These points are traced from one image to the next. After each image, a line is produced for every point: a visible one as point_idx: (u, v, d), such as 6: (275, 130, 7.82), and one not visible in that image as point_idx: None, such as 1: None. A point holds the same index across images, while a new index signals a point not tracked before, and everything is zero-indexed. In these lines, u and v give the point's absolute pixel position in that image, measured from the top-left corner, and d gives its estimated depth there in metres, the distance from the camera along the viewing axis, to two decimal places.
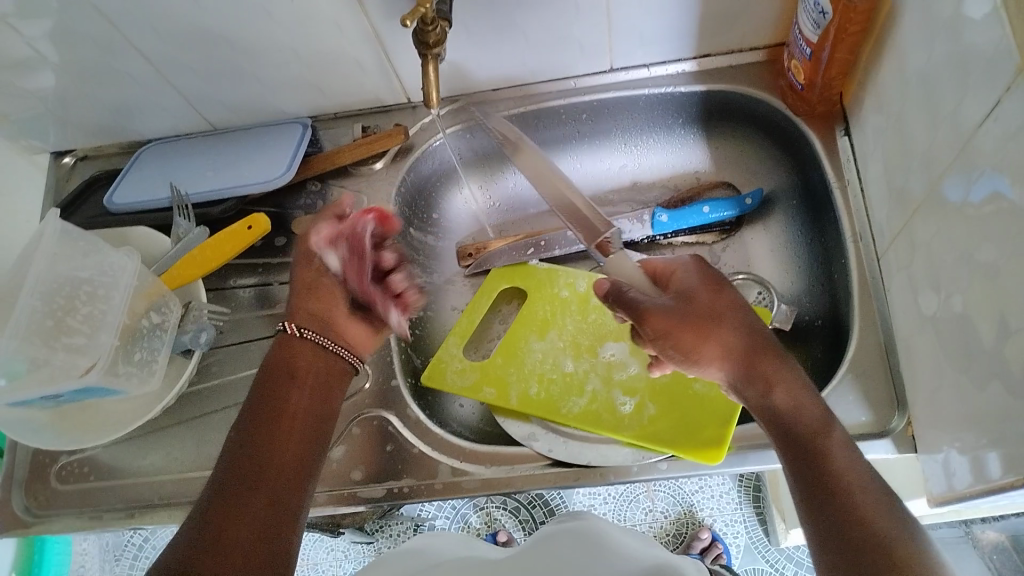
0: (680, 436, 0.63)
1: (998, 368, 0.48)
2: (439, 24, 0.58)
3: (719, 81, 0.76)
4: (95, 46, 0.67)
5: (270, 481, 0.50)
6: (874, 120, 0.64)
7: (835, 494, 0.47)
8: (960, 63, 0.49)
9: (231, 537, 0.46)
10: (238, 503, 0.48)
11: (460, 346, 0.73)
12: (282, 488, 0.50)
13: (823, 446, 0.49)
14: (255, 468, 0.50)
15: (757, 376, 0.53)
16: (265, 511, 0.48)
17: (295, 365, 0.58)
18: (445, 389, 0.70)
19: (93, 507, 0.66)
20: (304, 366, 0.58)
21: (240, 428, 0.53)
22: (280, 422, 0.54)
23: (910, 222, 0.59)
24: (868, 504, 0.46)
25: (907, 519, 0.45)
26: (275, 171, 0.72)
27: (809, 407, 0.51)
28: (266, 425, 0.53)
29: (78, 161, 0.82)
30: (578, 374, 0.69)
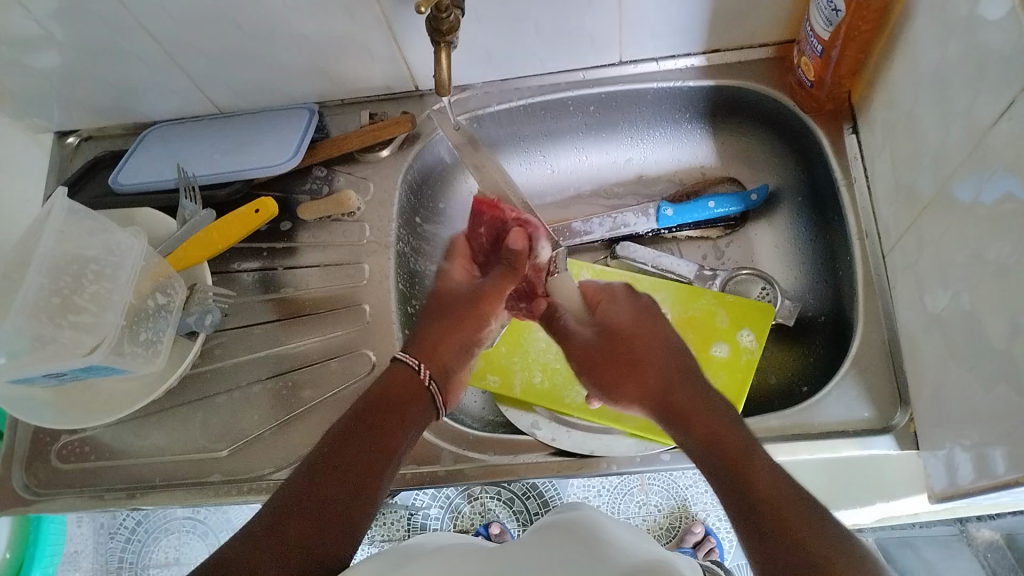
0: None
1: (1006, 366, 0.48)
2: (453, 12, 0.58)
3: (728, 76, 0.76)
4: (105, 26, 0.66)
5: (349, 496, 0.48)
6: (884, 119, 0.64)
7: (763, 511, 0.46)
8: (975, 62, 0.49)
9: (290, 539, 0.45)
10: (313, 502, 0.47)
11: None
12: (348, 502, 0.48)
13: (749, 470, 0.49)
14: (342, 476, 0.49)
15: (682, 416, 0.54)
16: (335, 517, 0.47)
17: (407, 405, 0.56)
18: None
19: (94, 487, 0.66)
20: (408, 407, 0.56)
21: (341, 437, 0.52)
22: (379, 447, 0.52)
23: (917, 220, 0.59)
24: (794, 510, 0.46)
25: (844, 531, 0.44)
26: (282, 156, 0.71)
27: (733, 436, 0.51)
28: (365, 445, 0.52)
29: (82, 141, 0.81)
30: None
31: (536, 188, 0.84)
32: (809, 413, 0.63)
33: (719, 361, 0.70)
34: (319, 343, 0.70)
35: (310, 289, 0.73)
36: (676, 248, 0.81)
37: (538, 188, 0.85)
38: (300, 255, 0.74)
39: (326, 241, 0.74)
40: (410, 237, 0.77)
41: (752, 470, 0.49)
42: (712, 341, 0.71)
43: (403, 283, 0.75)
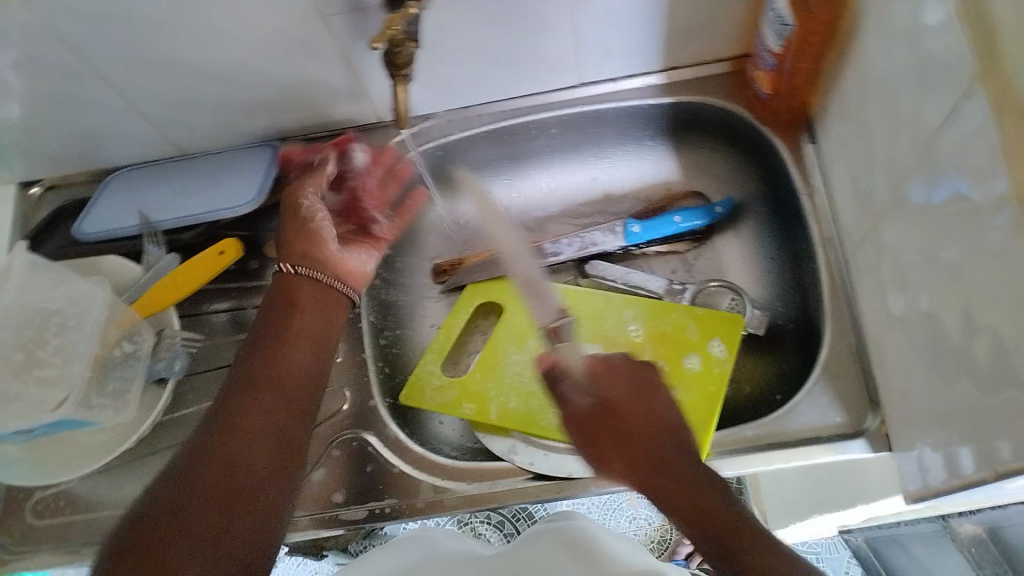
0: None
1: (967, 366, 0.49)
2: (408, 47, 0.59)
3: (685, 92, 0.77)
4: (59, 75, 0.66)
5: (265, 400, 0.56)
6: (839, 127, 0.65)
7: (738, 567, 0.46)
8: (919, 68, 0.50)
9: (207, 478, 0.50)
10: (235, 420, 0.54)
11: (438, 363, 0.72)
12: (273, 422, 0.55)
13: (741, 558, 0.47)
14: (256, 393, 0.56)
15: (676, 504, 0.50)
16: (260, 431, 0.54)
17: (297, 312, 0.63)
18: (425, 407, 0.70)
19: (70, 542, 0.65)
20: (308, 324, 0.62)
21: (257, 347, 0.60)
22: (271, 380, 0.57)
23: (876, 226, 0.60)
24: (778, 564, 0.46)
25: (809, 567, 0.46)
26: (245, 197, 0.71)
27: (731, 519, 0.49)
28: (264, 360, 0.59)
29: (46, 191, 0.81)
30: None
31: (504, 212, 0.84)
32: (785, 421, 0.64)
33: (692, 375, 0.69)
34: None
35: None
36: (646, 264, 0.81)
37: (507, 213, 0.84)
38: (269, 293, 0.74)
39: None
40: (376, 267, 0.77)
41: (741, 540, 0.48)
42: (684, 354, 0.71)
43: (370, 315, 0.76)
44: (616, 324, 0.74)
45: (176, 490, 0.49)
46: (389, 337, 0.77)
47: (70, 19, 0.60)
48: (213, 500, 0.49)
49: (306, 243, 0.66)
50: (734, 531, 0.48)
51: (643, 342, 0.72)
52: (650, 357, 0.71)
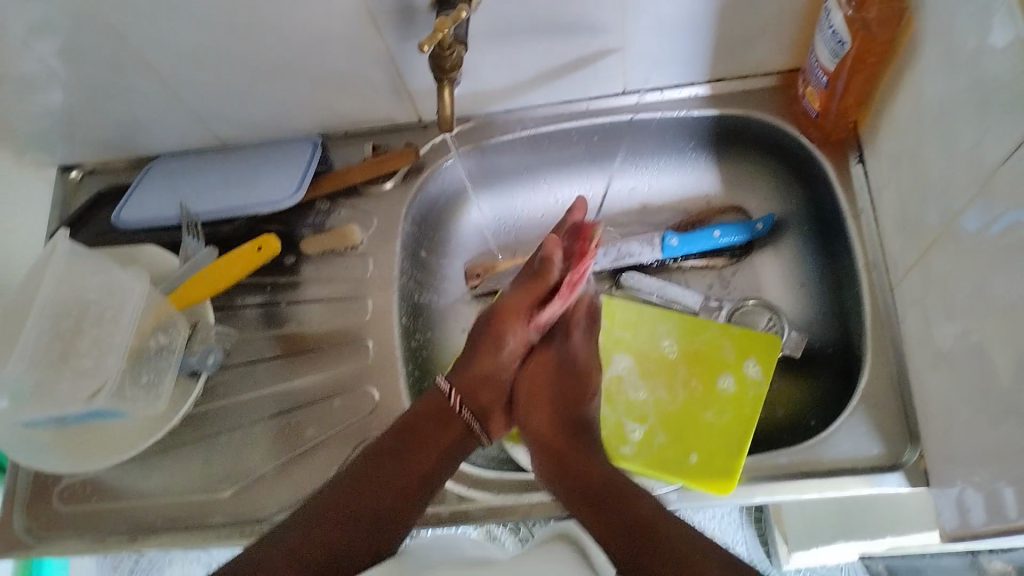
0: (691, 467, 0.64)
1: (1017, 408, 0.47)
2: (457, 49, 0.58)
3: (732, 106, 0.75)
4: (105, 64, 0.66)
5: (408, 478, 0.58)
6: (890, 150, 0.64)
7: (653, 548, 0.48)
8: (982, 99, 0.49)
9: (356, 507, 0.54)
10: (389, 477, 0.57)
11: None
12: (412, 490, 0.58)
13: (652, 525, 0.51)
14: (403, 466, 0.58)
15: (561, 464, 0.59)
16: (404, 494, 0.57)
17: (443, 428, 0.62)
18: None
19: (95, 532, 0.65)
20: (443, 437, 0.61)
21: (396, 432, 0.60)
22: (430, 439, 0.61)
23: (926, 255, 0.59)
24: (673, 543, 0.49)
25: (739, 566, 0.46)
26: (286, 192, 0.71)
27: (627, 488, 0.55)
28: (427, 425, 0.61)
29: (85, 176, 0.81)
30: None
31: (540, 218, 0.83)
32: (819, 449, 0.62)
33: (726, 396, 0.68)
34: (323, 380, 0.69)
35: (312, 325, 0.72)
36: (682, 277, 0.80)
37: (543, 219, 0.83)
38: (303, 289, 0.74)
39: (328, 275, 0.74)
40: (413, 271, 0.77)
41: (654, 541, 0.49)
42: (717, 374, 0.70)
43: (406, 316, 0.74)
44: (648, 339, 0.73)
45: (316, 518, 0.53)
46: (420, 339, 0.76)
47: (120, 9, 0.60)
48: (344, 519, 0.54)
49: (484, 387, 0.66)
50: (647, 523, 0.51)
51: (676, 360, 0.72)
52: (682, 376, 0.70)
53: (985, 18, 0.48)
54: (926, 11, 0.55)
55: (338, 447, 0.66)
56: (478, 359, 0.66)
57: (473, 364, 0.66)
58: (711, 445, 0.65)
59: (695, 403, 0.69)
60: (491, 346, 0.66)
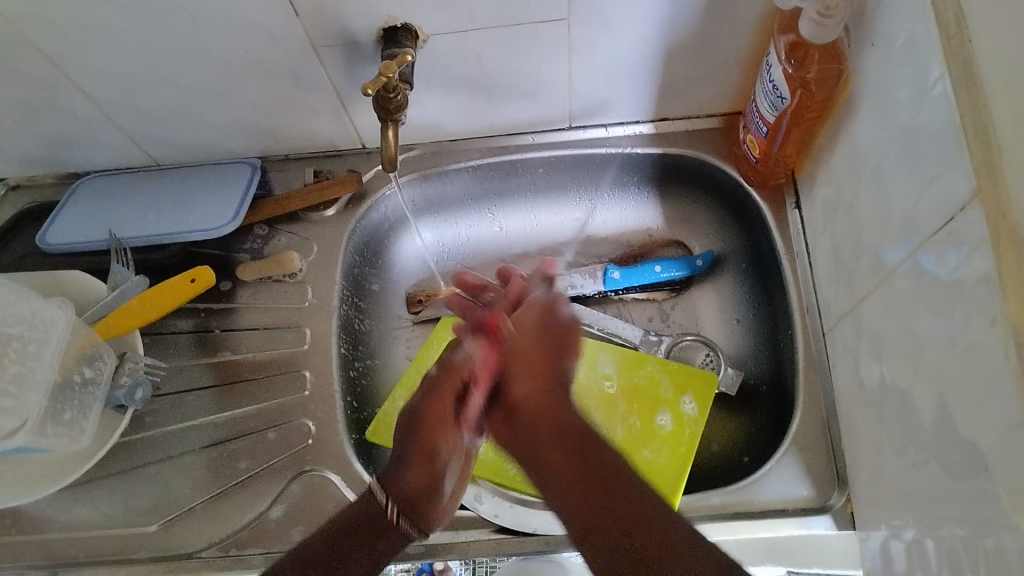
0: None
1: (939, 460, 0.49)
2: (401, 91, 0.58)
3: (675, 145, 0.76)
4: (35, 83, 0.63)
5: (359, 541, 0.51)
6: (826, 199, 0.66)
7: None
8: (914, 165, 0.50)
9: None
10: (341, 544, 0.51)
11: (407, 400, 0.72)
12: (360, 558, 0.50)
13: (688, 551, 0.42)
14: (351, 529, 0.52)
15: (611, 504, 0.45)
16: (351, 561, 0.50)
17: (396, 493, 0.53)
18: (391, 444, 0.69)
19: (14, 564, 0.62)
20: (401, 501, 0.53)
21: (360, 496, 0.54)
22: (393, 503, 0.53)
23: (858, 305, 0.60)
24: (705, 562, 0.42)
25: None
26: (221, 219, 0.69)
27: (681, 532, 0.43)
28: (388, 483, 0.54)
29: (9, 191, 0.78)
30: None
31: (482, 247, 0.83)
32: (751, 490, 0.64)
33: (663, 434, 0.69)
34: (258, 411, 0.68)
35: (247, 353, 0.71)
36: (623, 310, 0.80)
37: (486, 249, 0.83)
38: (237, 317, 0.72)
39: (265, 301, 0.73)
40: (353, 298, 0.76)
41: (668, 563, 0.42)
42: (656, 410, 0.70)
43: (344, 345, 0.73)
44: (588, 372, 0.74)
45: None
46: (360, 367, 0.75)
47: (51, 31, 0.58)
48: None
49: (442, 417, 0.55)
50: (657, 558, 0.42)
51: (615, 396, 0.72)
52: (621, 412, 0.71)
53: (916, 88, 0.50)
54: (862, 73, 0.57)
55: (270, 481, 0.64)
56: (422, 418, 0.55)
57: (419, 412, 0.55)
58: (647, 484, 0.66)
59: (634, 440, 0.69)
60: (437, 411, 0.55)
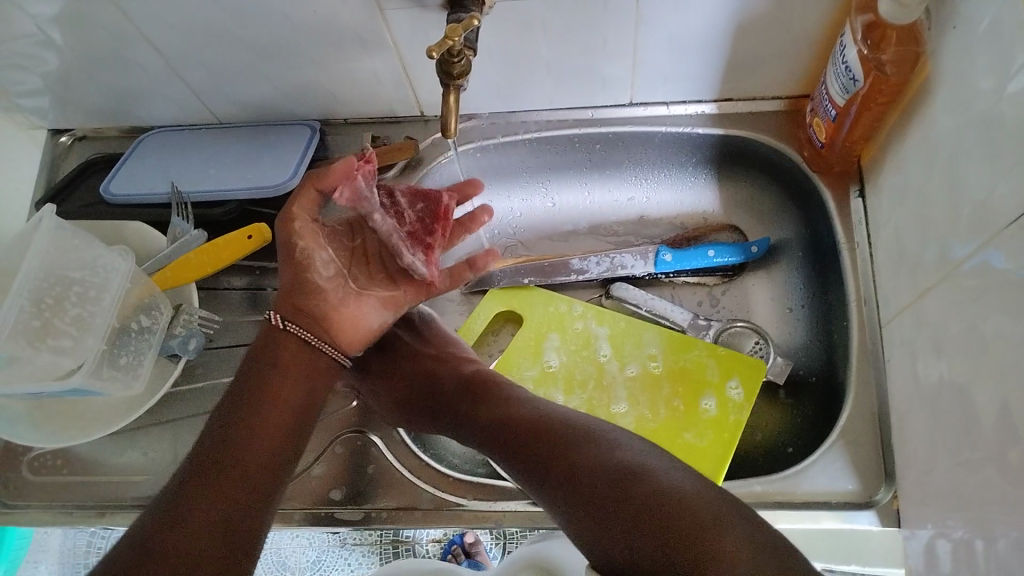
0: None
1: (996, 459, 0.47)
2: (465, 56, 0.58)
3: (737, 126, 0.75)
4: (105, 34, 0.65)
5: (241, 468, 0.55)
6: (892, 188, 0.64)
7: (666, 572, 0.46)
8: (992, 154, 0.48)
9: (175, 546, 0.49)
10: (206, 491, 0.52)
11: None
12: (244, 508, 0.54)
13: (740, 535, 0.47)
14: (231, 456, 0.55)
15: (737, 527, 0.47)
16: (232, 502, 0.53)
17: (281, 352, 0.60)
18: None
19: (63, 502, 0.64)
20: (288, 355, 0.61)
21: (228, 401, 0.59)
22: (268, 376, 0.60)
23: (919, 298, 0.58)
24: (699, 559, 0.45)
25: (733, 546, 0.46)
26: (281, 177, 0.70)
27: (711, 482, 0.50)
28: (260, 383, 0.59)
29: (75, 141, 0.80)
30: None
31: (540, 223, 0.84)
32: (794, 480, 0.62)
33: (707, 418, 0.67)
34: None
35: None
36: (674, 293, 0.79)
37: (545, 225, 0.84)
38: None
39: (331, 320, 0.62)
40: None
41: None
42: (701, 394, 0.68)
43: None
44: (636, 351, 0.72)
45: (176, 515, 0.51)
46: None
47: None
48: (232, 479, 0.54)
49: (303, 293, 0.60)
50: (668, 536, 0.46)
51: (660, 377, 0.70)
52: (665, 394, 0.69)
53: (999, 74, 0.48)
54: (941, 58, 0.55)
55: (314, 438, 0.67)
56: (291, 290, 0.60)
57: (289, 300, 0.60)
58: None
59: (676, 422, 0.67)
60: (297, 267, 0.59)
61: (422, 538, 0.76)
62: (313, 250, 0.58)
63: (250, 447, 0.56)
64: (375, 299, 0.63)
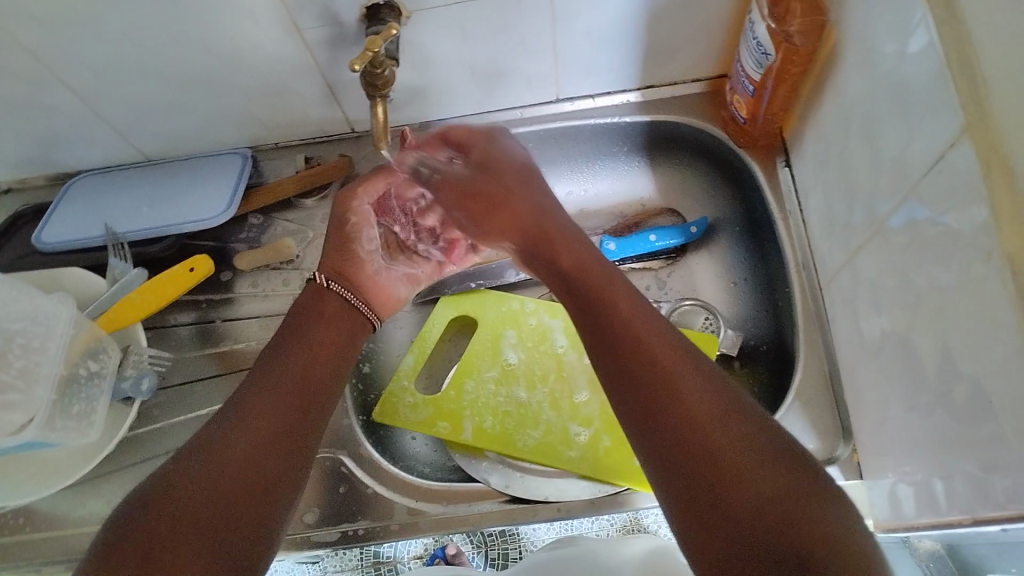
0: (638, 467, 0.63)
1: (943, 399, 0.49)
2: (388, 66, 0.58)
3: (663, 110, 0.77)
4: (21, 81, 0.64)
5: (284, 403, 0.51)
6: (816, 155, 0.66)
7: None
8: (903, 110, 0.51)
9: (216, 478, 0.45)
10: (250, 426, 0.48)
11: (411, 380, 0.73)
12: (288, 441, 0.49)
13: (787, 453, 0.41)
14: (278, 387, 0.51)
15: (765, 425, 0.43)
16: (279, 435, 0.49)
17: (324, 305, 0.59)
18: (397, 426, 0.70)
19: (29, 563, 0.62)
20: (332, 308, 0.59)
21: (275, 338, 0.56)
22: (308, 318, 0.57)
23: (853, 256, 0.61)
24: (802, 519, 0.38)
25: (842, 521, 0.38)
26: (216, 208, 0.70)
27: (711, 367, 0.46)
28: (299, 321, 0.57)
29: (2, 195, 0.78)
30: (532, 406, 0.69)
31: None
32: None
33: None
34: None
35: (248, 341, 0.71)
36: None
37: None
38: (240, 305, 0.72)
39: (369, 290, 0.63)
40: None
41: (790, 532, 0.37)
42: None
43: None
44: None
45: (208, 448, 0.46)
46: (364, 351, 0.77)
47: (35, 27, 0.58)
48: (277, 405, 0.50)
49: (343, 258, 0.63)
50: (733, 479, 0.40)
51: None
52: None
53: (900, 33, 0.50)
54: (844, 24, 0.57)
55: None
56: (330, 257, 0.63)
57: (330, 264, 0.63)
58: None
59: None
60: (342, 229, 0.64)
61: (404, 555, 0.63)
62: (363, 225, 0.65)
63: (297, 375, 0.52)
64: (401, 274, 0.66)
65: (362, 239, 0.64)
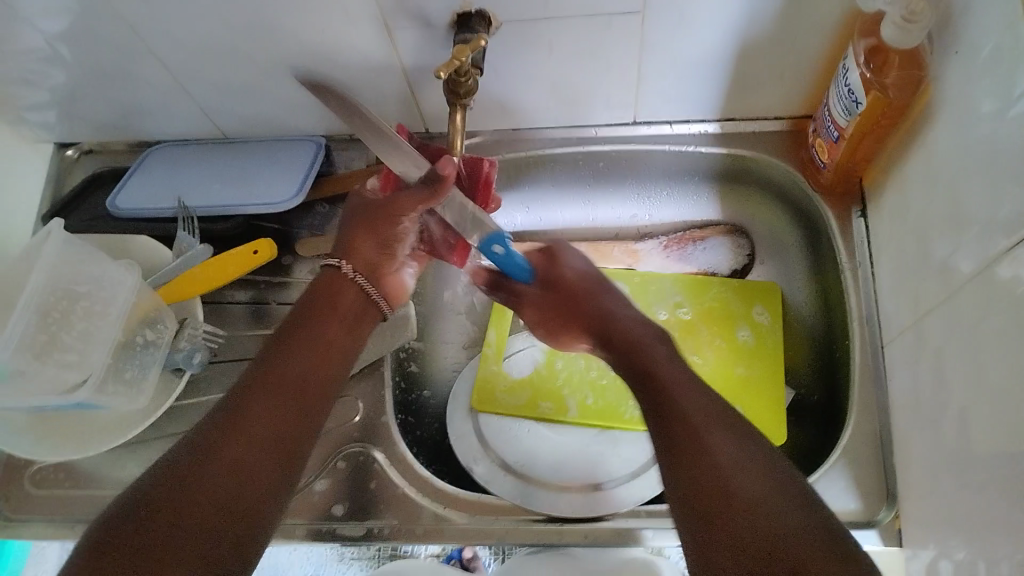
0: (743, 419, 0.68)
1: (995, 476, 0.47)
2: (472, 76, 0.59)
3: (738, 145, 0.76)
4: (114, 50, 0.65)
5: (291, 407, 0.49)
6: (894, 209, 0.64)
7: None
8: (993, 178, 0.49)
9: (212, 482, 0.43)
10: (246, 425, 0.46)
11: (498, 363, 0.74)
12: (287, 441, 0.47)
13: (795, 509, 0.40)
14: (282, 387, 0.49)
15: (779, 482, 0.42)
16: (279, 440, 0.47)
17: (338, 299, 0.57)
18: (496, 407, 0.71)
19: (66, 515, 0.64)
20: (346, 302, 0.57)
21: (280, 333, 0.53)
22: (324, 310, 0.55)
23: (920, 320, 0.59)
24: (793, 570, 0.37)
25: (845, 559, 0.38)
26: (285, 194, 0.71)
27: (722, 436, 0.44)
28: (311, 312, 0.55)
29: (82, 155, 0.80)
30: None
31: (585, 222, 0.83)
32: None
33: (749, 349, 0.72)
34: None
35: None
36: None
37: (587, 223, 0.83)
38: (295, 291, 0.73)
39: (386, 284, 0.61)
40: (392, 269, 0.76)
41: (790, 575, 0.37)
42: (735, 327, 0.74)
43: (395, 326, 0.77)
44: (660, 299, 0.76)
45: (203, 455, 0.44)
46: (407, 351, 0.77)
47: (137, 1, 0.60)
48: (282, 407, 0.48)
49: (376, 248, 0.60)
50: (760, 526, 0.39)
51: (693, 321, 0.74)
52: (705, 336, 0.74)
53: (998, 100, 0.48)
54: (943, 81, 0.56)
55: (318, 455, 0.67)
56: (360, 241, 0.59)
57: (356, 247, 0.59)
58: (757, 406, 0.70)
59: (725, 359, 0.72)
60: (385, 226, 0.60)
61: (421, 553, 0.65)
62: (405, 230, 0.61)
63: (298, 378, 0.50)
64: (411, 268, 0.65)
65: (399, 238, 0.61)
